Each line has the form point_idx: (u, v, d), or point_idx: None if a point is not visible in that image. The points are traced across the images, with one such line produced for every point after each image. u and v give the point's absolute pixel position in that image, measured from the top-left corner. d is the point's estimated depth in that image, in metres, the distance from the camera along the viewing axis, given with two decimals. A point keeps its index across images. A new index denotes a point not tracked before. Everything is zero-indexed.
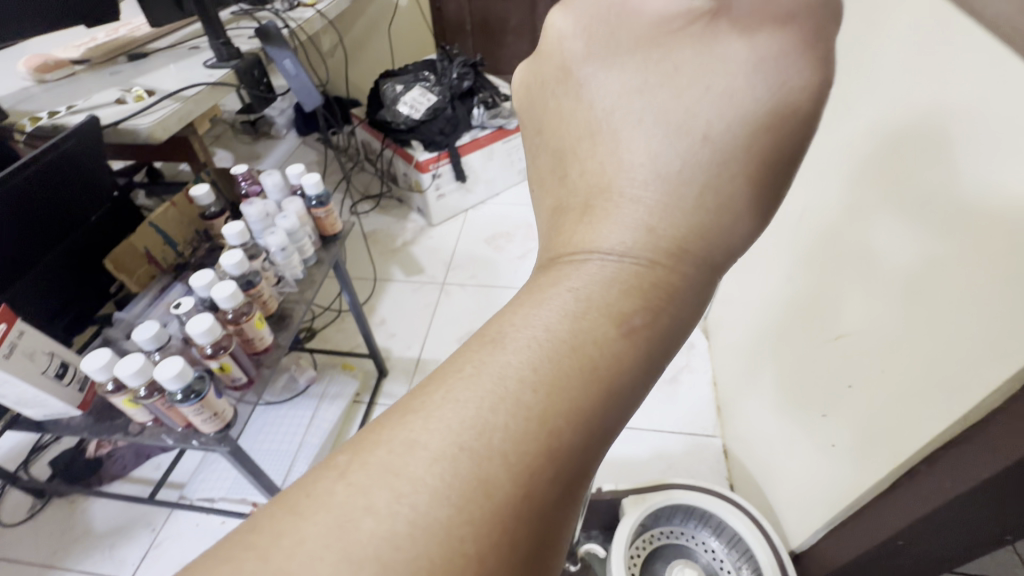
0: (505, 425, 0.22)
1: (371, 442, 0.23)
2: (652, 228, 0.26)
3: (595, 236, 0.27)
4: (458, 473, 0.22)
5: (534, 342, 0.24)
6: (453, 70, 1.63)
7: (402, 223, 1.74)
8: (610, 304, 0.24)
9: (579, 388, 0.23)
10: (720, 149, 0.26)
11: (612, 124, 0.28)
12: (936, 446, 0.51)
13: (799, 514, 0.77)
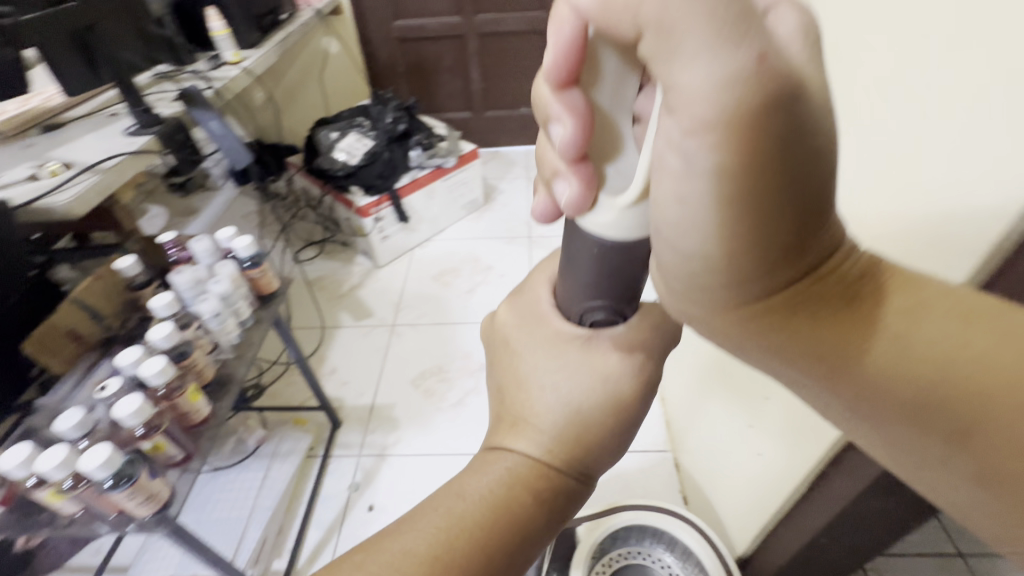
0: (447, 545, 0.36)
1: (371, 552, 0.37)
2: (547, 434, 0.37)
3: (512, 437, 0.39)
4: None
5: (473, 495, 0.37)
6: (387, 114, 1.67)
7: (349, 267, 1.74)
8: (518, 473, 0.37)
9: (503, 524, 0.36)
10: (588, 406, 0.37)
11: (525, 375, 0.39)
12: (837, 448, 0.57)
13: (741, 521, 0.81)
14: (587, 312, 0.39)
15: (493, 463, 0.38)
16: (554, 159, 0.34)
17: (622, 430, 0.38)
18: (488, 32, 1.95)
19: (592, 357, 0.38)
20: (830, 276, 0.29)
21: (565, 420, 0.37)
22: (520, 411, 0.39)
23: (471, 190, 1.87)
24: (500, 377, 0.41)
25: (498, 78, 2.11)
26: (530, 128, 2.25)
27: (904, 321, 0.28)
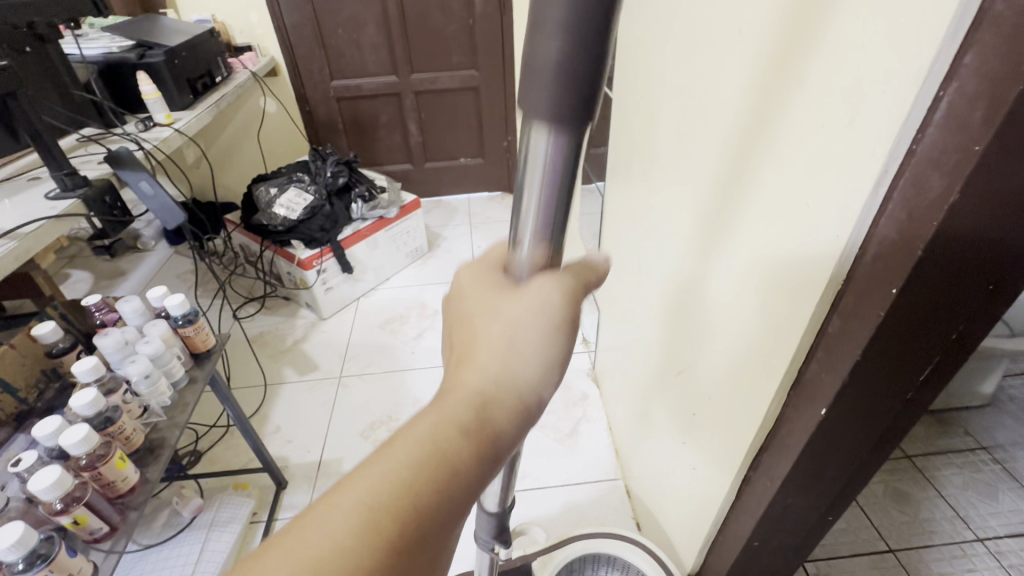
0: (395, 489, 0.31)
1: (309, 515, 0.30)
2: (492, 377, 0.35)
3: (461, 376, 0.35)
4: (349, 531, 0.30)
5: (423, 434, 0.33)
6: (327, 169, 1.70)
7: (291, 320, 1.71)
8: (469, 404, 0.34)
9: (454, 457, 0.33)
10: (537, 336, 0.35)
11: (482, 316, 0.36)
12: (754, 454, 0.61)
13: (687, 538, 0.84)
14: (538, 136, 0.31)
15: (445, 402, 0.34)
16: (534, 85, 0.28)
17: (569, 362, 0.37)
18: (424, 90, 2.06)
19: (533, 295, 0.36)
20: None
21: (512, 360, 0.35)
22: (468, 356, 0.36)
23: (414, 238, 1.91)
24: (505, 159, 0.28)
25: (436, 132, 2.21)
26: (469, 177, 2.34)
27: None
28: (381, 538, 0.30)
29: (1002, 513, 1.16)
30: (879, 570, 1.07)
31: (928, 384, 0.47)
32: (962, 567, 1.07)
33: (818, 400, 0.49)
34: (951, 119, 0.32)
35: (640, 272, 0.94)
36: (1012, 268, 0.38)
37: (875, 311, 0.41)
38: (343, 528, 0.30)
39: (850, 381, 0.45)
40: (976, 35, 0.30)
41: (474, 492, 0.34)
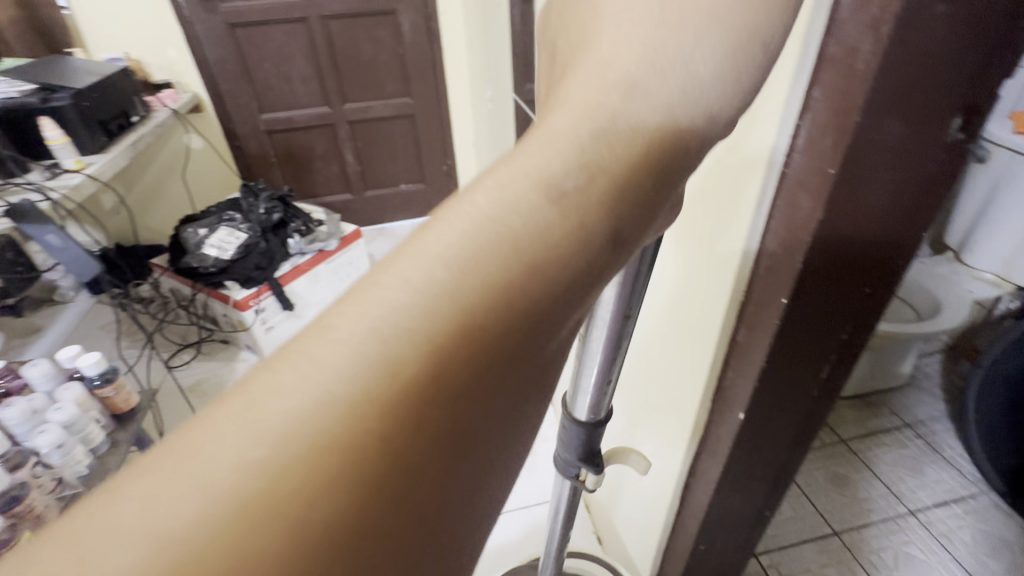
0: (461, 282, 0.16)
1: (311, 327, 0.15)
2: (622, 106, 0.19)
3: (566, 106, 0.19)
4: (378, 344, 0.15)
5: (510, 179, 0.18)
6: (260, 205, 1.65)
7: (231, 364, 1.63)
8: (578, 160, 0.18)
9: (561, 236, 0.17)
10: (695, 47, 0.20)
11: (599, 7, 0.21)
12: (689, 460, 0.63)
13: (641, 547, 0.85)
14: None
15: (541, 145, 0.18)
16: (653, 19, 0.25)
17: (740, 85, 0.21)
18: (358, 119, 2.05)
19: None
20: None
21: (657, 89, 0.19)
22: (574, 82, 0.20)
23: (358, 268, 1.88)
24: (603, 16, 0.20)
25: (374, 160, 2.19)
26: (411, 204, 2.34)
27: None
28: (434, 358, 0.15)
29: (928, 485, 1.25)
30: (824, 553, 1.12)
31: (830, 381, 0.51)
32: (898, 540, 1.14)
33: (736, 405, 0.51)
34: (808, 146, 0.36)
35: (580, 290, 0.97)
36: (881, 273, 0.42)
37: (771, 319, 0.44)
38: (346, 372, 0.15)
39: (759, 385, 0.48)
40: (818, 73, 0.34)
41: (591, 283, 0.18)
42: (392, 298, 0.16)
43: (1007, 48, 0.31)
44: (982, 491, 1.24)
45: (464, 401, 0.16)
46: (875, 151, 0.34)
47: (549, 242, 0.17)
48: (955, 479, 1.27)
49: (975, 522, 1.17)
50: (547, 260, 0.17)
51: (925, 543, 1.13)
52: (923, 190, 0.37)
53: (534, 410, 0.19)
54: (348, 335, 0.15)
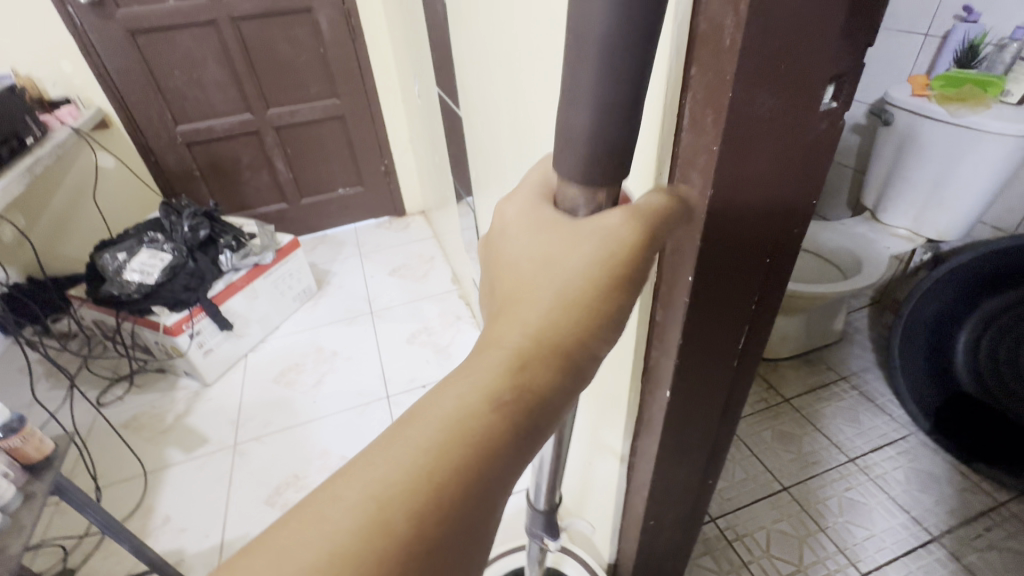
0: (439, 448, 0.27)
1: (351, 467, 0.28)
2: (534, 332, 0.29)
3: (500, 336, 0.30)
4: (389, 484, 0.26)
5: (466, 380, 0.29)
6: (184, 223, 1.55)
7: (170, 394, 1.54)
8: (505, 362, 0.29)
9: (490, 425, 0.28)
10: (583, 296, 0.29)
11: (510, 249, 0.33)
12: (630, 441, 0.64)
13: (600, 530, 0.87)
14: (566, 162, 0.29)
15: (483, 358, 0.29)
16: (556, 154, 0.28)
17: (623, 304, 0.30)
18: (284, 124, 1.96)
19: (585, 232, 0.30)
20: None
21: (556, 318, 0.29)
22: (514, 301, 0.31)
23: (299, 279, 1.81)
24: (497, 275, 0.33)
25: (307, 166, 2.11)
26: (352, 207, 2.27)
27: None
28: (429, 484, 0.26)
29: (864, 432, 1.33)
30: (777, 509, 1.18)
31: (748, 351, 0.52)
32: (841, 487, 1.21)
33: (662, 384, 0.52)
34: (693, 125, 0.36)
35: None
36: (778, 242, 0.43)
37: (682, 297, 0.44)
38: (374, 492, 0.26)
39: (680, 362, 0.49)
40: (693, 52, 0.34)
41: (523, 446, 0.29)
42: (401, 451, 0.27)
43: (860, 18, 0.32)
44: (912, 431, 1.33)
45: (434, 497, 0.26)
46: (753, 125, 0.35)
47: (481, 420, 0.28)
48: (888, 424, 1.35)
49: (908, 461, 1.26)
50: (481, 429, 0.27)
51: (865, 487, 1.21)
52: (805, 160, 0.38)
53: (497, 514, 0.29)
54: (371, 464, 0.27)
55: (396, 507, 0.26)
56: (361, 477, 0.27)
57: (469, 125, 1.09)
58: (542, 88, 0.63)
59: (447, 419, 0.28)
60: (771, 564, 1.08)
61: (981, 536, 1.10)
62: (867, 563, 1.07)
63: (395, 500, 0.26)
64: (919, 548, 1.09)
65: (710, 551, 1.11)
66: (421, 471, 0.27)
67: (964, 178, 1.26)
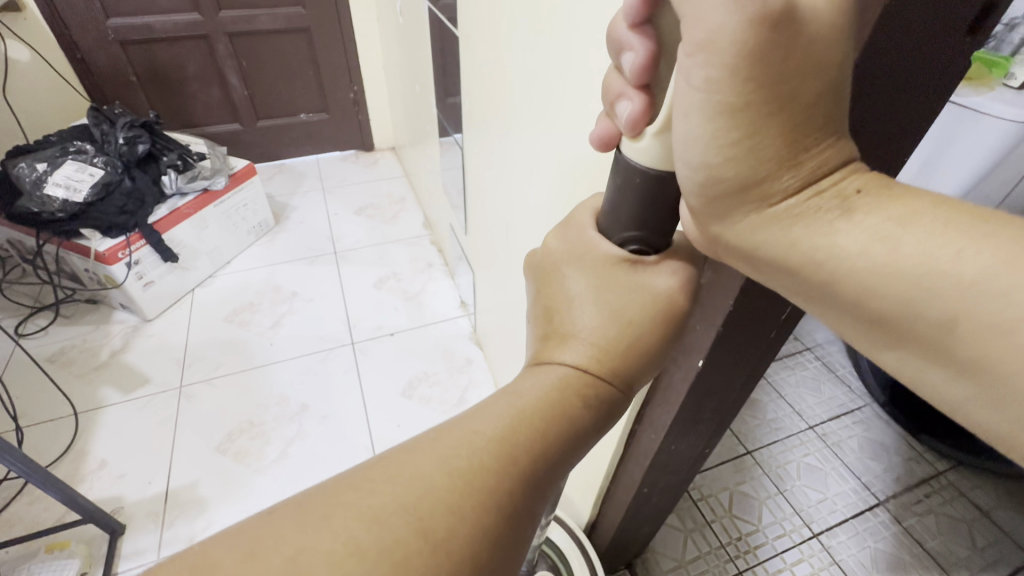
0: (475, 474, 0.29)
1: (365, 479, 0.28)
2: (598, 345, 0.33)
3: (557, 351, 0.34)
4: (414, 508, 0.27)
5: (475, 430, 0.30)
6: (118, 134, 1.35)
7: (104, 328, 1.39)
8: (520, 425, 0.31)
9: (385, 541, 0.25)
10: (486, 455, 0.29)
11: (561, 275, 0.35)
12: (638, 409, 0.60)
13: (582, 493, 0.85)
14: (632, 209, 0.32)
15: (355, 500, 0.27)
16: (617, 81, 0.30)
17: (561, 459, 0.32)
18: (240, 31, 1.72)
19: (645, 272, 0.33)
20: (831, 189, 0.24)
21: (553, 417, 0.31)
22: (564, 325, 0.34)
23: (256, 211, 1.64)
24: (546, 300, 0.35)
25: (265, 83, 1.89)
26: (314, 136, 2.07)
27: (877, 241, 0.24)
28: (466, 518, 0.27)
29: (824, 401, 1.38)
30: (740, 472, 1.21)
31: (789, 323, 0.48)
32: (800, 453, 1.25)
33: (694, 353, 0.48)
34: None
35: (525, 228, 0.90)
36: None
37: None
38: (396, 525, 0.26)
39: (723, 330, 0.44)
40: None
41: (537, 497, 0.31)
42: (431, 464, 0.29)
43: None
44: (866, 402, 1.39)
45: (489, 519, 0.28)
46: (897, 37, 0.29)
47: (517, 443, 0.30)
48: (846, 394, 1.40)
49: (861, 430, 1.31)
50: (517, 453, 0.30)
51: (821, 453, 1.26)
52: (916, 101, 0.33)
53: (526, 533, 0.30)
54: (403, 480, 0.28)
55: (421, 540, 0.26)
56: (407, 479, 0.28)
57: (466, 51, 0.98)
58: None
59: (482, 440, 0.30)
60: (731, 523, 1.12)
61: (921, 501, 1.18)
62: (819, 524, 1.13)
63: (451, 506, 0.27)
64: (866, 511, 1.15)
65: (676, 510, 1.13)
66: (476, 473, 0.29)
67: (955, 159, 1.24)
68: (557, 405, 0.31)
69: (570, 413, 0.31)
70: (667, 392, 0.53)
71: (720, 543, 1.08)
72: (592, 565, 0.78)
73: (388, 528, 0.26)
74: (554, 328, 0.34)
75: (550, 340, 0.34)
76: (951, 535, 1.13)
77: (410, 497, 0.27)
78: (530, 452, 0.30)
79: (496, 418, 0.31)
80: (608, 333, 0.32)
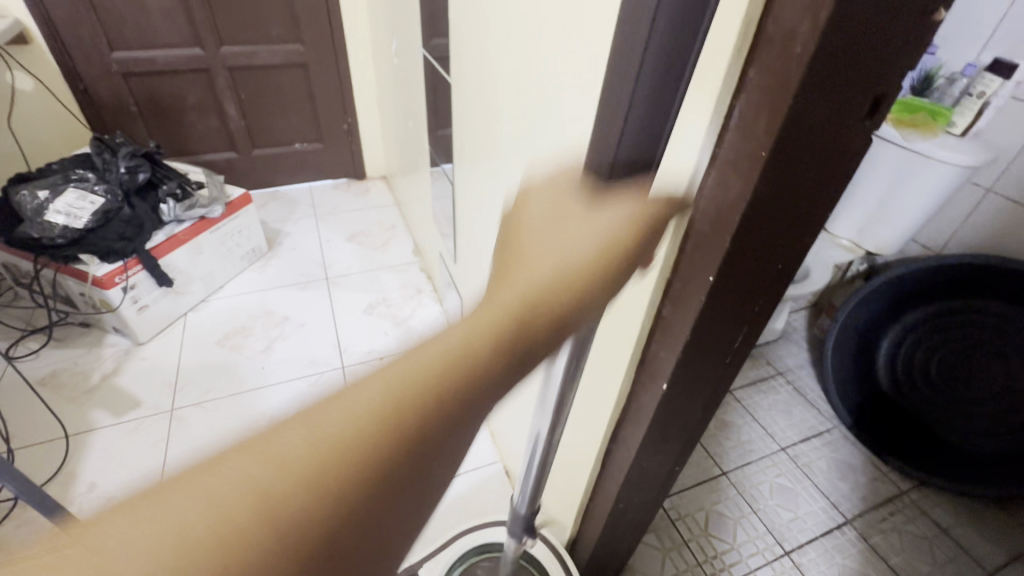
0: (379, 411, 0.29)
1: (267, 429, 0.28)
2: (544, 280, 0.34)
3: (506, 284, 0.35)
4: (316, 443, 0.27)
5: (385, 371, 0.31)
6: (119, 164, 1.39)
7: (96, 351, 1.41)
8: (438, 360, 0.31)
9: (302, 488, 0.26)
10: (396, 391, 0.30)
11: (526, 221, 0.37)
12: (613, 429, 0.66)
13: (563, 510, 0.89)
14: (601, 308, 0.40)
15: (257, 448, 0.27)
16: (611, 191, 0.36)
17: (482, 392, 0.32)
18: (240, 66, 1.80)
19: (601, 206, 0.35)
20: None
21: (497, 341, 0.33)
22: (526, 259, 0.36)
23: (250, 237, 1.69)
24: (508, 246, 0.38)
25: (262, 114, 1.96)
26: (308, 165, 2.14)
27: None
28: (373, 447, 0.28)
29: (795, 423, 1.45)
30: (715, 492, 1.26)
31: (742, 350, 0.54)
32: (772, 474, 1.31)
33: (658, 377, 0.54)
34: (744, 129, 0.36)
35: None
36: (793, 249, 0.45)
37: (697, 297, 0.46)
38: (296, 464, 0.27)
39: (682, 357, 0.50)
40: (755, 55, 0.34)
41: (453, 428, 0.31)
42: (337, 407, 0.29)
43: (924, 30, 0.32)
44: (834, 424, 1.46)
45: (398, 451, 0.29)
46: (801, 133, 0.36)
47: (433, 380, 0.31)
48: (815, 417, 1.47)
49: (830, 451, 1.38)
50: (432, 389, 0.30)
51: (792, 473, 1.32)
52: (827, 172, 0.40)
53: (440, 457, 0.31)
54: (307, 424, 0.28)
55: (322, 474, 0.27)
56: (313, 422, 0.28)
57: (459, 95, 1.06)
58: (568, 65, 0.60)
59: (390, 380, 0.30)
60: (707, 542, 1.17)
61: (886, 520, 1.25)
62: (790, 542, 1.18)
63: (356, 440, 0.28)
64: (834, 529, 1.21)
65: (654, 529, 1.18)
66: (385, 409, 0.29)
67: (909, 198, 1.35)
68: (480, 344, 0.32)
69: (481, 366, 0.32)
70: (636, 412, 0.60)
71: (696, 561, 1.13)
72: None
73: (281, 470, 0.26)
74: (508, 266, 0.36)
75: (506, 276, 0.36)
76: (913, 552, 1.19)
77: (310, 436, 0.28)
78: (445, 389, 0.31)
79: (406, 361, 0.31)
80: (550, 272, 0.35)
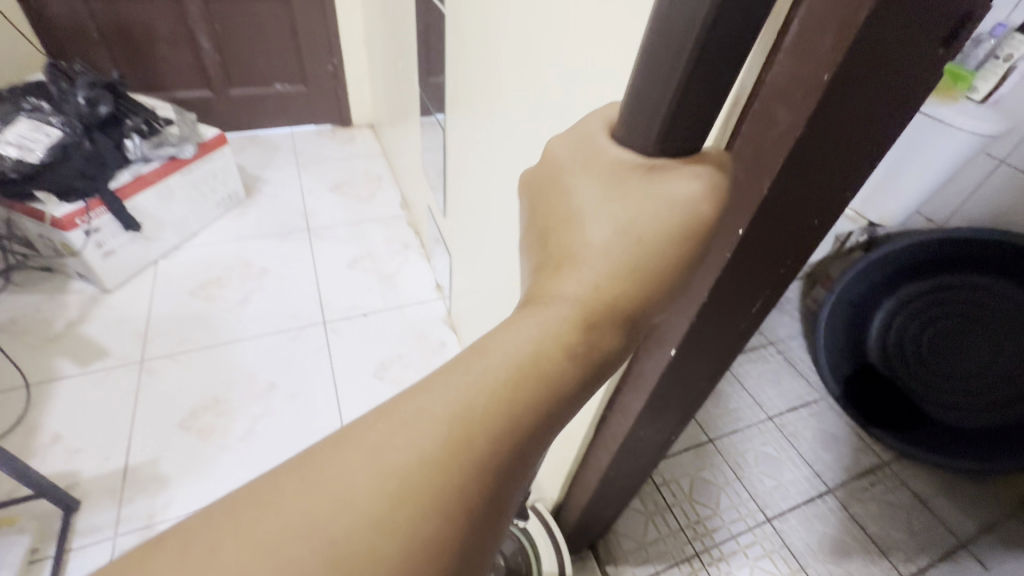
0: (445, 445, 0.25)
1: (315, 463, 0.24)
2: (608, 271, 0.27)
3: (560, 277, 0.28)
4: (384, 486, 0.24)
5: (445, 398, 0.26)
6: (76, 93, 1.26)
7: (59, 297, 1.33)
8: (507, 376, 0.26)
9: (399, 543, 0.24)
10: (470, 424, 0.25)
11: (565, 187, 0.30)
12: (610, 396, 0.62)
13: (550, 475, 0.87)
14: None
15: (310, 480, 0.24)
16: None
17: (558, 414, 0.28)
18: None
19: (666, 177, 0.28)
20: None
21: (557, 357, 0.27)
22: (571, 243, 0.29)
23: (226, 182, 1.58)
24: (544, 214, 0.30)
25: (239, 49, 1.81)
26: (289, 108, 2.00)
27: None
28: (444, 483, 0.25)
29: (784, 392, 1.44)
30: (701, 458, 1.26)
31: (759, 316, 0.50)
32: (758, 442, 1.31)
33: (667, 342, 0.49)
34: (804, 46, 0.30)
35: (505, 215, 0.90)
36: (833, 205, 0.39)
37: (720, 254, 0.40)
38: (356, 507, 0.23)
39: (696, 322, 0.45)
40: None
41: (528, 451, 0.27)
42: (396, 440, 0.25)
43: None
44: (822, 395, 1.45)
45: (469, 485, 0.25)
46: (874, 53, 0.29)
47: (493, 408, 0.26)
48: (804, 387, 1.46)
49: (816, 421, 1.38)
50: (503, 414, 0.26)
51: (778, 442, 1.32)
52: (892, 105, 0.33)
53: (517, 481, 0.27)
54: (367, 458, 0.24)
55: (396, 511, 0.24)
56: (375, 453, 0.25)
57: (453, 30, 0.96)
58: None
59: (450, 404, 0.25)
60: (691, 507, 1.16)
61: (866, 489, 1.26)
62: (772, 509, 1.18)
63: (426, 477, 0.24)
64: (816, 497, 1.22)
65: (639, 494, 1.17)
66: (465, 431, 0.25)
67: (917, 168, 1.29)
68: (553, 361, 0.27)
69: (558, 381, 0.27)
70: (638, 379, 0.55)
71: (679, 526, 1.13)
72: (558, 544, 0.80)
73: (340, 517, 0.23)
74: (550, 252, 0.29)
75: (547, 265, 0.29)
76: (891, 520, 1.21)
77: (370, 477, 0.24)
78: (523, 413, 0.26)
79: (470, 383, 0.26)
80: (618, 251, 0.27)
